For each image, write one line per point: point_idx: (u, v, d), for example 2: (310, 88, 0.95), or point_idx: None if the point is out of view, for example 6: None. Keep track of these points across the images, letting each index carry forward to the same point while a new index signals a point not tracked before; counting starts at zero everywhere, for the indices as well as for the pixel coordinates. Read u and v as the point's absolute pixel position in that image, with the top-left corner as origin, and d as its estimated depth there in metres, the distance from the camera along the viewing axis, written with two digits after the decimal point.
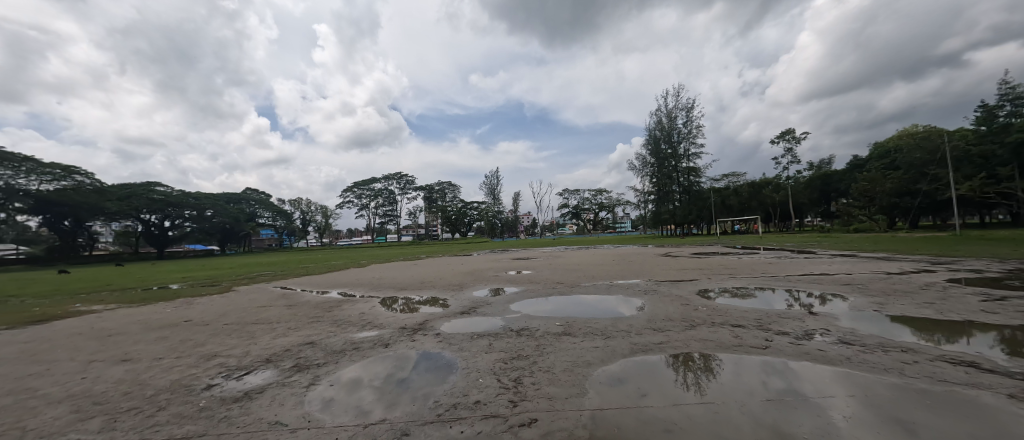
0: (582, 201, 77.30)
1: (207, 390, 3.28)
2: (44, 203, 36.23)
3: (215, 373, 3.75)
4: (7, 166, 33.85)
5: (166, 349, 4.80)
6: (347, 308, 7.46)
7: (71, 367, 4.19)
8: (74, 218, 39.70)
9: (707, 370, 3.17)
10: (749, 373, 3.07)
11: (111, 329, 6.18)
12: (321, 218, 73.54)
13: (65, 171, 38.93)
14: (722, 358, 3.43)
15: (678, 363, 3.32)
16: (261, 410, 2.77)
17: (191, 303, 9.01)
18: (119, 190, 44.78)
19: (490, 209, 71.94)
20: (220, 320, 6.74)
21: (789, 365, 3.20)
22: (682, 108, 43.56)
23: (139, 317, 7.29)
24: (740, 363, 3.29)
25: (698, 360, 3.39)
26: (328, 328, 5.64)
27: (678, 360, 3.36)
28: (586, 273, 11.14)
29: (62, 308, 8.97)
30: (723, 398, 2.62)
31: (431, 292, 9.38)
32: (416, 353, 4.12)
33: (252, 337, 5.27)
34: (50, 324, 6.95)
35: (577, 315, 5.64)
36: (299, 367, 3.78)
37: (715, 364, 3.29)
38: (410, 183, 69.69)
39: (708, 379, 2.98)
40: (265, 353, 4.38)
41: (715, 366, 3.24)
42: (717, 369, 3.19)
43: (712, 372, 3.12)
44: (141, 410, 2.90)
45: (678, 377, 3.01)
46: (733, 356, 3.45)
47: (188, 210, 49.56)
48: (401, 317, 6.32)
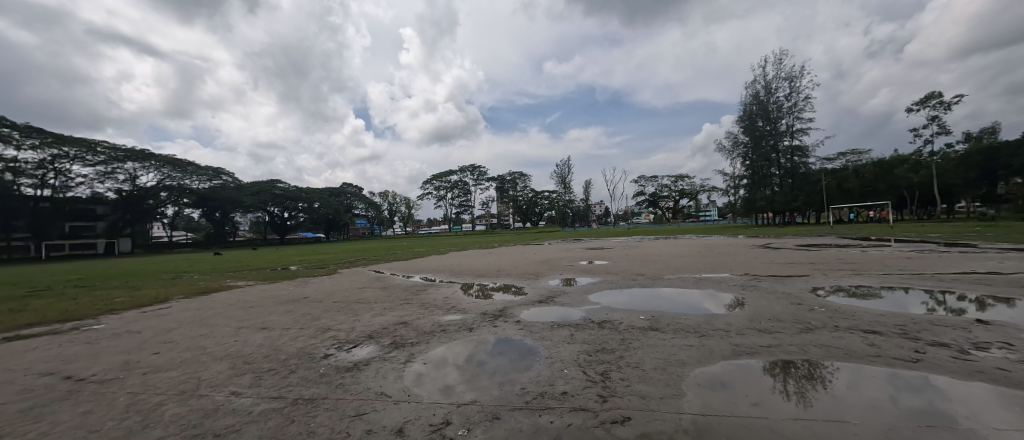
0: (660, 188, 72.28)
1: (323, 359, 3.77)
2: (204, 198, 45.28)
3: (330, 345, 4.30)
4: (178, 169, 42.63)
5: (291, 321, 5.67)
6: (432, 292, 8.01)
7: (226, 331, 5.15)
8: (223, 210, 49.01)
9: (817, 380, 2.71)
10: (880, 387, 2.54)
11: (252, 302, 7.51)
12: (404, 208, 80.15)
13: (215, 172, 47.47)
14: (837, 365, 2.91)
15: (779, 368, 2.90)
16: (367, 381, 3.10)
17: (306, 282, 10.54)
18: (252, 187, 54.06)
19: (561, 198, 71.19)
20: (330, 298, 7.75)
21: (935, 382, 2.58)
22: (784, 77, 37.96)
23: (269, 293, 8.73)
24: (862, 373, 2.75)
25: (801, 367, 2.93)
26: (418, 309, 6.13)
27: (783, 367, 2.93)
28: (669, 264, 10.42)
29: (217, 283, 11.17)
30: (839, 413, 2.22)
31: (507, 279, 9.60)
32: (498, 338, 4.25)
33: (355, 315, 5.94)
34: (211, 295, 8.71)
35: (666, 310, 5.23)
36: (395, 345, 4.14)
37: (826, 373, 2.80)
38: (483, 174, 71.97)
39: (824, 391, 2.54)
40: (368, 330, 4.90)
41: (825, 375, 2.75)
42: (832, 379, 2.70)
43: (820, 382, 2.66)
44: (278, 371, 3.45)
45: (776, 385, 2.62)
46: (848, 365, 2.92)
47: (301, 204, 57.74)
48: (481, 302, 6.61)
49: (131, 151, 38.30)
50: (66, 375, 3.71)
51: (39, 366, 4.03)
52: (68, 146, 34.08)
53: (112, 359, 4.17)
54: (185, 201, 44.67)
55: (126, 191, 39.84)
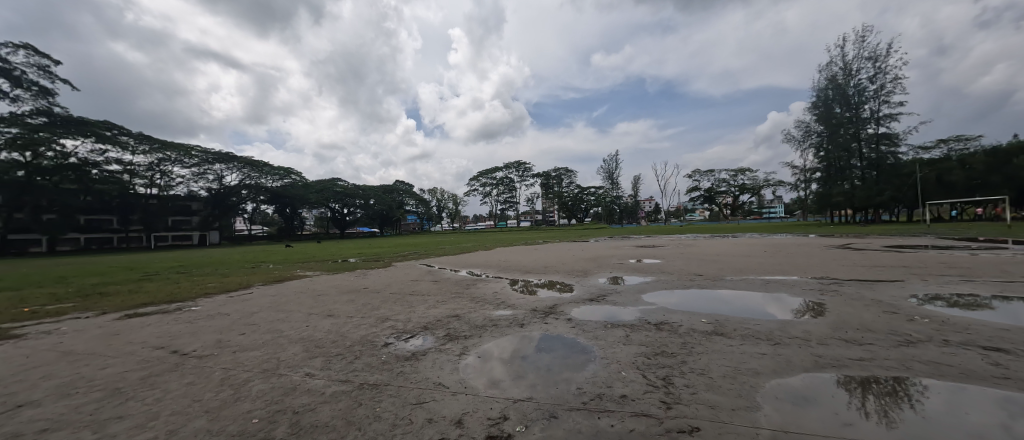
0: (717, 183, 67.58)
1: (384, 347, 3.98)
2: (276, 196, 50.08)
3: (389, 334, 4.54)
4: (256, 170, 47.49)
5: (354, 309, 6.08)
6: (481, 287, 8.17)
7: (299, 317, 5.65)
8: (292, 207, 53.84)
9: (920, 399, 2.34)
10: (1005, 412, 2.14)
11: (319, 291, 8.16)
12: (452, 205, 82.66)
13: (285, 172, 52.11)
14: (946, 385, 2.51)
15: (870, 385, 2.56)
16: (425, 371, 3.20)
17: (365, 273, 11.25)
18: (316, 185, 58.76)
19: (608, 194, 69.19)
20: (386, 289, 8.20)
21: None
22: (869, 56, 33.61)
23: (334, 282, 9.44)
24: (980, 395, 2.34)
25: (895, 384, 2.56)
26: (469, 303, 6.28)
27: (876, 383, 2.57)
28: (730, 265, 9.69)
29: (289, 272, 12.30)
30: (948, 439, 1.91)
31: (555, 276, 9.51)
32: (549, 334, 4.22)
33: (411, 306, 6.22)
34: (285, 283, 9.61)
35: (730, 313, 4.84)
36: (449, 337, 4.25)
37: (931, 392, 2.42)
38: (528, 170, 71.95)
39: (932, 411, 2.18)
40: (423, 321, 5.10)
41: (929, 395, 2.38)
42: (941, 400, 2.31)
43: (923, 402, 2.30)
44: (345, 356, 3.70)
45: (855, 401, 2.33)
46: (959, 385, 2.50)
47: (359, 200, 61.66)
48: (529, 298, 6.61)
49: (218, 154, 43.31)
50: (173, 349, 4.27)
51: (153, 340, 4.68)
52: (170, 151, 39.36)
53: (208, 337, 4.73)
54: (262, 198, 49.71)
55: (215, 189, 45.17)
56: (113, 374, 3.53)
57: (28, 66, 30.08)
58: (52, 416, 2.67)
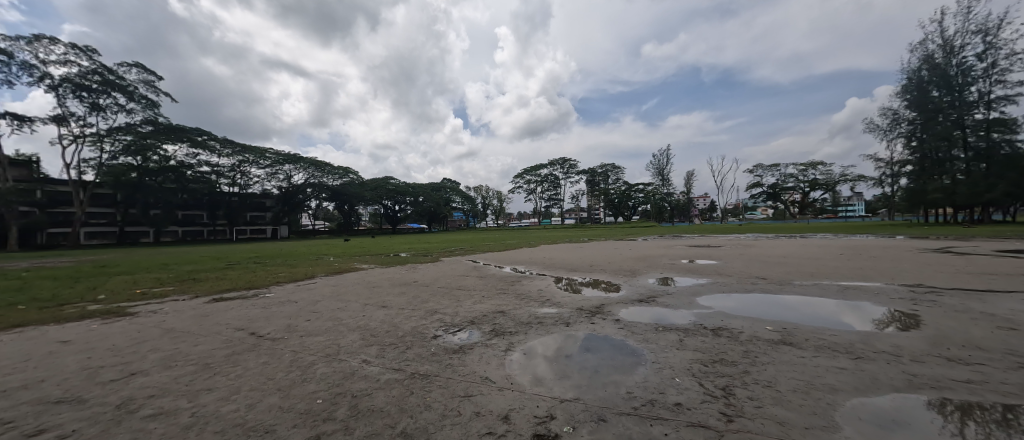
0: (783, 179, 61.82)
1: (433, 340, 4.11)
2: (336, 194, 54.01)
3: (438, 326, 4.69)
4: (319, 170, 51.52)
5: (405, 301, 6.38)
6: (526, 284, 8.20)
7: (357, 307, 6.04)
8: (350, 204, 57.75)
9: None
10: None
11: (374, 283, 8.66)
12: (497, 202, 83.81)
13: (344, 171, 55.96)
14: None
15: (980, 412, 2.18)
16: (472, 365, 3.26)
17: (415, 268, 11.76)
18: (371, 183, 62.48)
19: (658, 191, 66.14)
20: (435, 283, 8.49)
21: None
22: (978, 30, 28.75)
23: (387, 275, 9.98)
24: None
25: (1015, 413, 2.16)
26: (514, 300, 6.32)
27: (989, 410, 2.19)
28: (798, 268, 8.83)
29: (347, 264, 13.20)
30: None
31: (601, 275, 9.27)
32: (596, 334, 4.12)
33: (458, 300, 6.40)
34: (343, 275, 10.33)
35: (800, 321, 4.40)
36: (495, 333, 4.31)
37: None
38: (574, 167, 70.82)
39: None
40: (470, 316, 5.22)
41: None
42: None
43: None
44: (398, 346, 3.88)
45: (958, 428, 2.00)
46: None
47: (409, 198, 64.57)
48: (574, 297, 6.51)
49: (288, 156, 47.66)
50: (251, 331, 4.76)
51: (235, 322, 5.26)
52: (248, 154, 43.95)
53: (279, 322, 5.22)
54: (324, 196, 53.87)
55: (284, 187, 49.72)
56: (204, 351, 4.01)
57: (140, 82, 34.93)
58: (158, 385, 3.09)
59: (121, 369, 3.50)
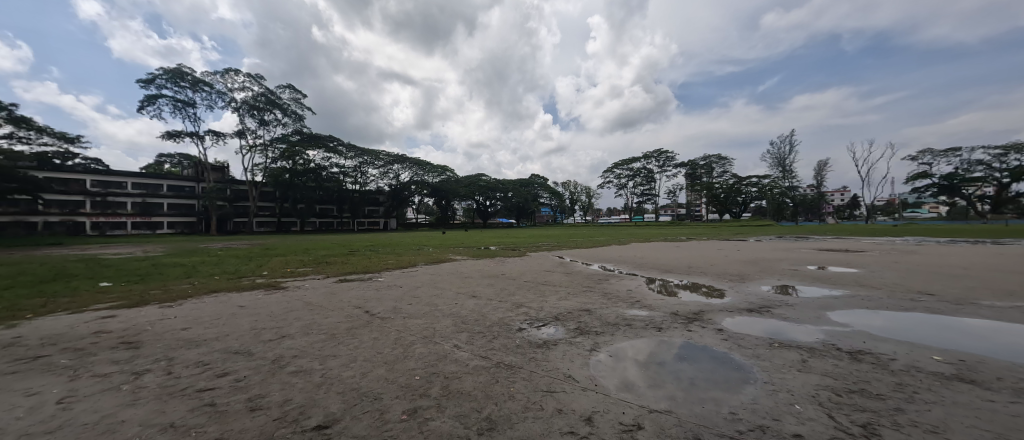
0: (965, 167, 47.68)
1: (518, 332, 4.22)
2: (436, 190, 59.12)
3: (523, 319, 4.79)
4: (422, 169, 56.89)
5: (493, 293, 6.66)
6: (614, 283, 7.86)
7: (451, 294, 6.53)
8: (447, 199, 62.57)
9: None
10: None
11: (466, 273, 9.24)
12: (585, 198, 82.05)
13: (442, 169, 60.78)
14: None
15: None
16: (556, 361, 3.25)
17: (502, 261, 12.21)
18: (465, 180, 66.68)
19: (776, 185, 57.02)
20: (521, 277, 8.69)
21: None
22: None
23: (477, 267, 10.56)
24: None
25: None
26: (601, 299, 6.12)
27: None
28: (987, 285, 6.71)
29: (443, 255, 14.35)
30: None
31: (701, 278, 8.37)
32: (691, 342, 3.76)
33: (544, 295, 6.46)
34: (439, 265, 11.23)
35: (985, 353, 3.35)
36: (580, 331, 4.22)
37: None
38: (671, 159, 65.25)
39: None
40: (554, 312, 5.20)
41: None
42: None
43: None
44: (485, 335, 4.07)
45: None
46: None
47: (499, 194, 67.25)
48: (668, 300, 6.01)
49: (397, 156, 53.87)
50: (365, 309, 5.53)
51: (354, 301, 6.16)
52: (366, 156, 50.71)
53: (387, 303, 5.96)
54: (425, 192, 59.37)
55: (394, 184, 56.15)
56: (332, 323, 4.80)
57: (292, 101, 43.04)
58: (299, 347, 3.79)
59: (276, 331, 4.40)
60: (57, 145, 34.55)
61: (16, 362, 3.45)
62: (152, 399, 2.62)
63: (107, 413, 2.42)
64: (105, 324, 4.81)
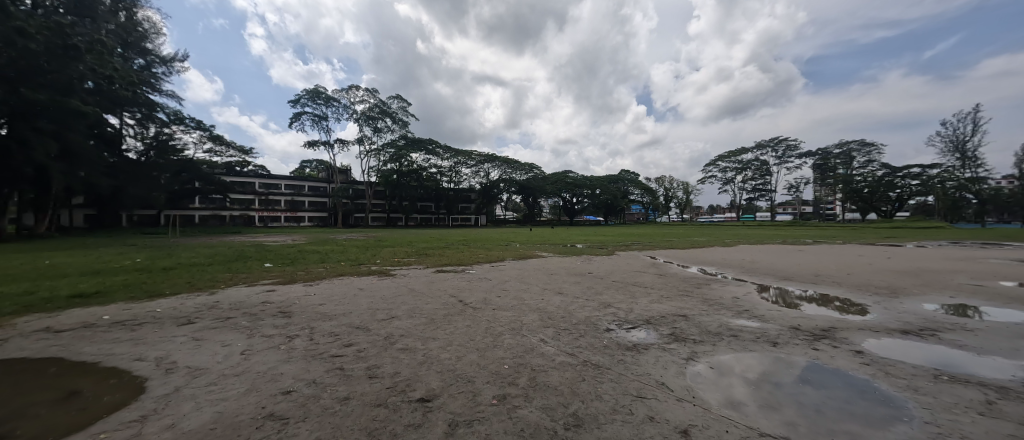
0: None
1: (606, 332, 4.10)
2: (524, 187, 60.44)
3: (612, 320, 4.64)
4: (510, 167, 58.67)
5: (580, 291, 6.57)
6: (716, 288, 7.10)
7: (538, 290, 6.65)
8: (534, 196, 63.48)
9: None
10: None
11: (552, 270, 9.29)
12: (683, 194, 75.23)
13: (530, 167, 61.83)
14: None
15: None
16: (648, 367, 3.08)
17: (589, 259, 11.95)
18: (552, 177, 66.77)
19: (950, 175, 44.48)
20: (609, 276, 8.40)
21: None
22: None
23: (563, 264, 10.54)
24: None
25: None
26: (700, 305, 5.59)
27: None
28: None
29: (529, 251, 14.66)
30: None
31: (832, 289, 7.03)
32: (815, 363, 3.21)
33: (634, 297, 6.14)
34: (525, 260, 11.50)
35: None
36: (675, 337, 3.92)
37: None
38: (794, 148, 55.66)
39: None
40: (646, 314, 4.93)
41: None
42: None
43: None
44: (572, 332, 4.06)
45: None
46: None
47: (586, 190, 65.73)
48: (785, 312, 5.20)
49: (487, 156, 56.55)
50: (459, 298, 5.98)
51: (450, 290, 6.70)
52: (460, 156, 54.29)
53: (478, 294, 6.35)
54: (513, 189, 61.09)
55: (484, 182, 59.04)
56: (432, 309, 5.30)
57: (399, 109, 48.27)
58: (406, 328, 4.28)
59: (386, 312, 5.04)
60: (237, 156, 44.52)
61: (216, 321, 4.60)
62: (300, 358, 3.26)
63: (272, 365, 3.08)
64: (269, 296, 6.12)
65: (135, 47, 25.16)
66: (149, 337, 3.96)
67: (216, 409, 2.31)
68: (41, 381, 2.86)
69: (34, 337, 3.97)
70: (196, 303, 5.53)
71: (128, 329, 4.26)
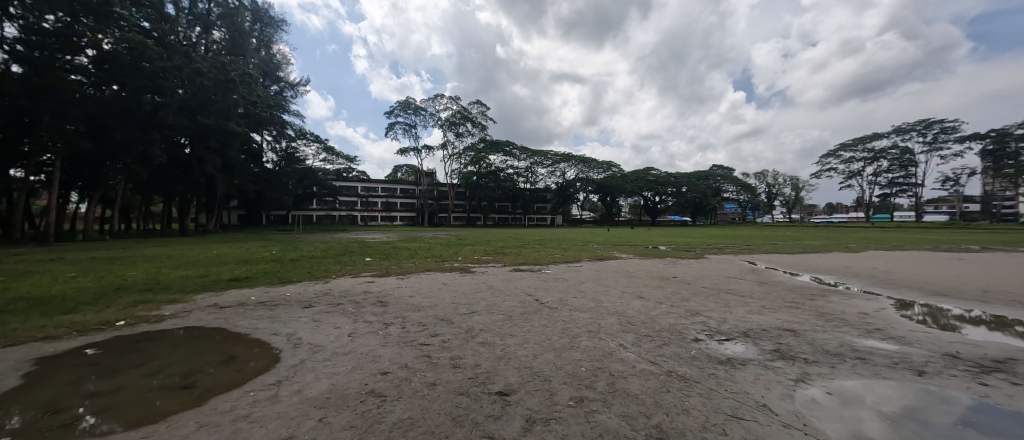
0: None
1: (694, 342, 3.78)
2: (602, 186, 58.74)
3: (700, 330, 4.27)
4: (587, 165, 57.47)
5: (664, 296, 6.16)
6: (835, 301, 6.03)
7: (617, 293, 6.40)
8: (612, 195, 61.17)
9: None
10: None
11: (632, 273, 8.86)
12: (791, 191, 65.36)
13: (608, 164, 59.81)
14: None
15: None
16: (745, 385, 2.76)
17: (674, 262, 11.12)
18: (632, 175, 63.55)
19: None
20: (699, 282, 7.72)
21: None
22: None
23: (645, 267, 9.97)
24: None
25: None
26: (813, 319, 4.80)
27: None
28: None
29: (607, 252, 14.19)
30: None
31: (1012, 310, 5.45)
32: (979, 402, 2.54)
33: (727, 306, 5.54)
34: (603, 261, 11.14)
35: None
36: (781, 355, 3.44)
37: None
38: (952, 130, 44.43)
39: None
40: (742, 326, 4.41)
41: None
42: None
43: None
44: (654, 340, 3.83)
45: None
46: None
47: (671, 188, 61.14)
48: (936, 336, 4.18)
49: (564, 155, 56.16)
50: (536, 297, 6.06)
51: (526, 289, 6.81)
52: (537, 157, 54.81)
53: (554, 294, 6.36)
54: (590, 188, 59.60)
55: (560, 182, 58.76)
56: (509, 306, 5.47)
57: (479, 114, 50.65)
58: (485, 323, 4.48)
59: (468, 306, 5.35)
60: (344, 163, 51.12)
61: (330, 305, 5.38)
62: (394, 343, 3.63)
63: (372, 348, 3.48)
64: (370, 286, 6.95)
65: (272, 75, 30.25)
66: (282, 316, 4.80)
67: (330, 381, 2.70)
68: (211, 345, 3.64)
69: (206, 311, 5.09)
70: (315, 290, 6.54)
71: (267, 308, 5.23)
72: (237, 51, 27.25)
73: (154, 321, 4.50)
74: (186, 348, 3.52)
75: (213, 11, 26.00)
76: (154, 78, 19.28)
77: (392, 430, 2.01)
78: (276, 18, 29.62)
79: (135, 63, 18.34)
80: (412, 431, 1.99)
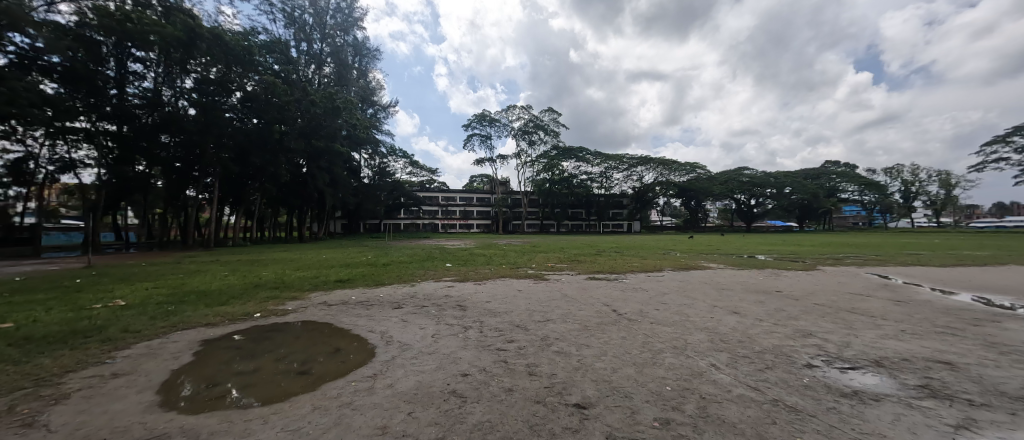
0: None
1: (806, 368, 3.24)
2: (684, 190, 54.67)
3: (814, 354, 3.65)
4: (668, 168, 53.86)
5: (765, 313, 5.42)
6: (1014, 329, 4.66)
7: (706, 307, 5.82)
8: (697, 199, 56.23)
9: None
10: None
11: (725, 285, 7.98)
12: (938, 188, 52.94)
13: (691, 166, 55.23)
14: None
15: None
16: (880, 425, 2.28)
17: (777, 274, 9.76)
18: (722, 176, 57.65)
19: None
20: (810, 298, 6.64)
21: None
22: None
23: (742, 279, 8.91)
24: None
25: None
26: (980, 351, 3.77)
27: None
28: None
29: (693, 261, 13.05)
30: None
31: None
32: None
33: (851, 328, 4.64)
34: (688, 271, 10.25)
35: None
36: (931, 392, 2.77)
37: None
38: None
39: None
40: (873, 354, 3.66)
41: None
42: None
43: None
44: (754, 362, 3.38)
45: None
46: None
47: (770, 189, 54.00)
48: None
49: (641, 158, 53.40)
50: (613, 307, 5.82)
51: (603, 298, 6.56)
52: (612, 161, 52.99)
53: (633, 305, 6.03)
54: (672, 192, 55.59)
55: (638, 186, 55.86)
56: (586, 315, 5.34)
57: (552, 121, 50.92)
58: (559, 332, 4.43)
59: (543, 314, 5.34)
60: (427, 175, 55.26)
61: (416, 307, 5.84)
62: (472, 347, 3.79)
63: (453, 349, 3.68)
64: (450, 290, 7.38)
65: (368, 100, 34.35)
66: (377, 314, 5.35)
67: (417, 378, 2.91)
68: (322, 337, 4.22)
69: (319, 307, 5.92)
70: (404, 292, 7.18)
71: (364, 307, 5.87)
72: (342, 82, 31.42)
73: (281, 313, 5.39)
74: (302, 339, 4.10)
75: (324, 50, 30.51)
76: (280, 110, 23.27)
77: (473, 431, 2.08)
78: (371, 49, 33.49)
79: (268, 99, 22.43)
80: (491, 435, 2.04)
